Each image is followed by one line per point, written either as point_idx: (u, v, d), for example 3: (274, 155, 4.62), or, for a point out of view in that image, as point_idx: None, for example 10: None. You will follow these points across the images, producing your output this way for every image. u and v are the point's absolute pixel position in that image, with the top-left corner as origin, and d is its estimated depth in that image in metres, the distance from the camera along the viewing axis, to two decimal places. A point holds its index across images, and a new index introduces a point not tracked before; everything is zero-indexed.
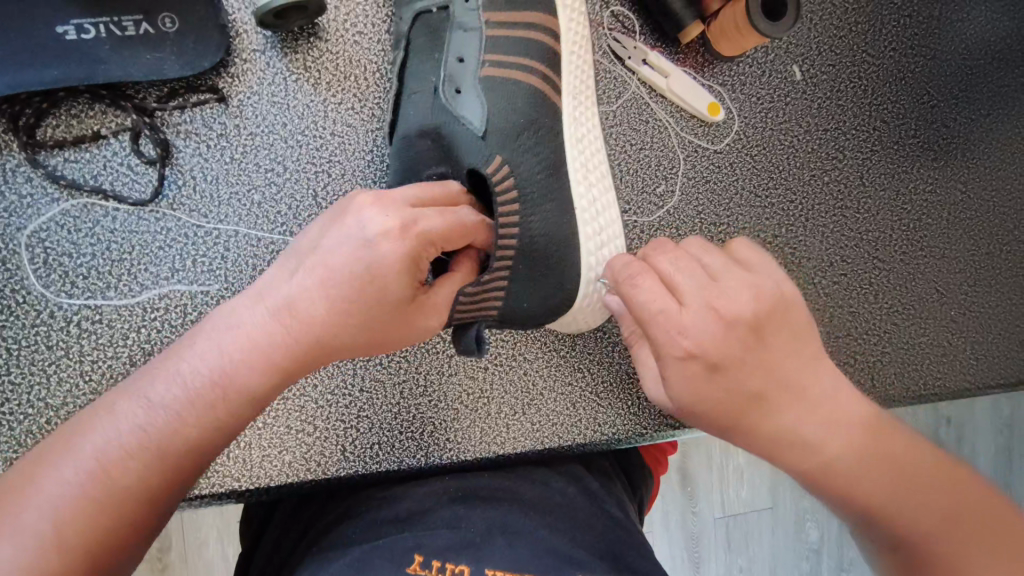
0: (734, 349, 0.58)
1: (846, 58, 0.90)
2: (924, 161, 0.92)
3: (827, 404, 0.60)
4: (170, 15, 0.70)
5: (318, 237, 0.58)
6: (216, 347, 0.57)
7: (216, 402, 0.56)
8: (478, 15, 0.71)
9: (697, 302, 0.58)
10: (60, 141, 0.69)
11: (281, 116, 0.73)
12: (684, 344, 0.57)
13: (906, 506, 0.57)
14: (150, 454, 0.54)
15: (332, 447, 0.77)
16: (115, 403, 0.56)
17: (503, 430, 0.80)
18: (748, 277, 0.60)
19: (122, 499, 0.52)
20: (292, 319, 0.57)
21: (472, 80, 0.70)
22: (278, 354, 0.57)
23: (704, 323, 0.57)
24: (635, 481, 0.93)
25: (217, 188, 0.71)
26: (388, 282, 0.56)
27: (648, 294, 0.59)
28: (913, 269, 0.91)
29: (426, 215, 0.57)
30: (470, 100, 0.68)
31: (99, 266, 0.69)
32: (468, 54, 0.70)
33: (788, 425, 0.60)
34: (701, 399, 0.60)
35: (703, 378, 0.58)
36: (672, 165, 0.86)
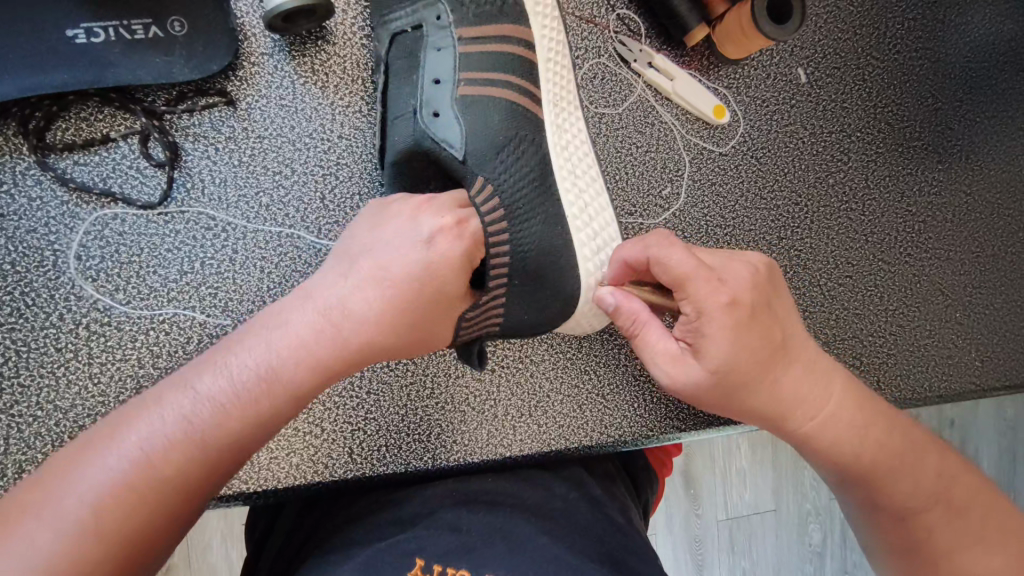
0: (763, 300, 0.63)
1: (851, 61, 0.90)
2: (928, 163, 0.92)
3: (831, 376, 0.66)
4: (179, 19, 0.71)
5: (368, 237, 0.64)
6: (259, 344, 0.58)
7: (258, 400, 0.57)
8: (449, 34, 0.70)
9: (726, 263, 0.63)
10: (70, 144, 0.70)
11: (289, 119, 0.73)
12: (725, 293, 0.60)
13: (908, 483, 0.63)
14: (191, 448, 0.54)
15: (338, 449, 0.77)
16: (156, 397, 0.57)
17: (509, 432, 0.80)
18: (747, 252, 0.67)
19: (162, 490, 0.53)
20: (341, 316, 0.59)
21: (449, 101, 0.69)
22: (322, 352, 0.58)
23: (736, 274, 0.62)
24: (640, 483, 0.93)
25: (225, 191, 0.72)
26: (436, 276, 0.62)
27: (681, 255, 0.61)
28: (917, 271, 0.91)
29: (468, 220, 0.65)
30: (448, 121, 0.68)
31: (108, 269, 0.70)
32: (441, 74, 0.70)
33: (796, 389, 0.64)
34: (736, 359, 0.61)
35: (742, 328, 0.61)
36: (677, 168, 0.86)
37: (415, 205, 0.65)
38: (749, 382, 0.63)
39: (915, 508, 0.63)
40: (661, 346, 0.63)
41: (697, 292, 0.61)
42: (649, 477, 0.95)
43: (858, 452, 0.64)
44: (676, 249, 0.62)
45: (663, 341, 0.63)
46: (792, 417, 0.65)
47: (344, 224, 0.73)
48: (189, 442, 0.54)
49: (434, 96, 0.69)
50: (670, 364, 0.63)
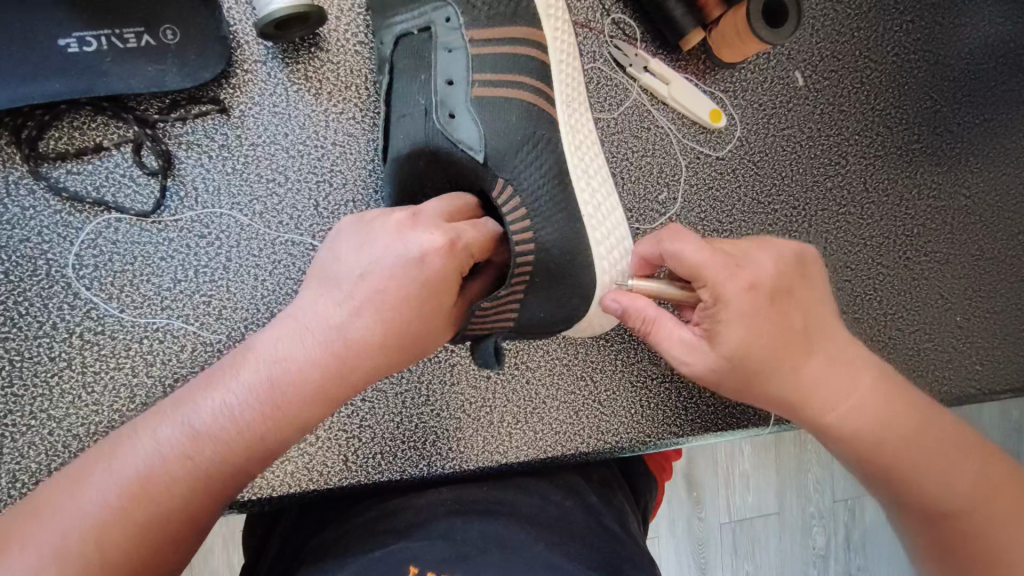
0: (785, 287, 0.61)
1: (849, 63, 0.90)
2: (928, 166, 0.91)
3: (855, 366, 0.64)
4: (171, 27, 0.71)
5: (355, 255, 0.60)
6: (248, 372, 0.57)
7: (248, 428, 0.56)
8: (461, 33, 0.69)
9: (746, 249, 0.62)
10: (63, 153, 0.70)
11: (282, 126, 0.73)
12: (744, 274, 0.60)
13: (939, 478, 0.61)
14: (183, 479, 0.54)
15: (334, 457, 0.77)
16: (147, 427, 0.56)
17: (505, 439, 0.80)
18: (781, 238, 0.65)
19: (153, 522, 0.53)
20: (330, 341, 0.58)
21: (463, 102, 0.68)
22: (310, 379, 0.57)
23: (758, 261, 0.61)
24: (638, 489, 0.92)
25: (218, 199, 0.72)
26: (433, 298, 0.59)
27: (695, 245, 0.61)
28: (917, 275, 0.90)
29: (463, 229, 0.61)
30: (467, 121, 0.67)
31: (101, 277, 0.69)
32: (455, 75, 0.69)
33: (814, 378, 0.63)
34: (751, 342, 0.60)
35: (757, 314, 0.59)
36: (674, 172, 0.86)
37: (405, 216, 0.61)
38: (772, 371, 0.62)
39: (946, 504, 0.61)
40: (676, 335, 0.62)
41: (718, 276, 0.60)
42: (648, 482, 0.94)
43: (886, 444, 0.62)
44: (694, 244, 0.61)
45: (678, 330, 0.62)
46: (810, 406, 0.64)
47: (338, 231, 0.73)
48: (181, 472, 0.54)
49: (450, 96, 0.68)
50: (685, 350, 0.62)
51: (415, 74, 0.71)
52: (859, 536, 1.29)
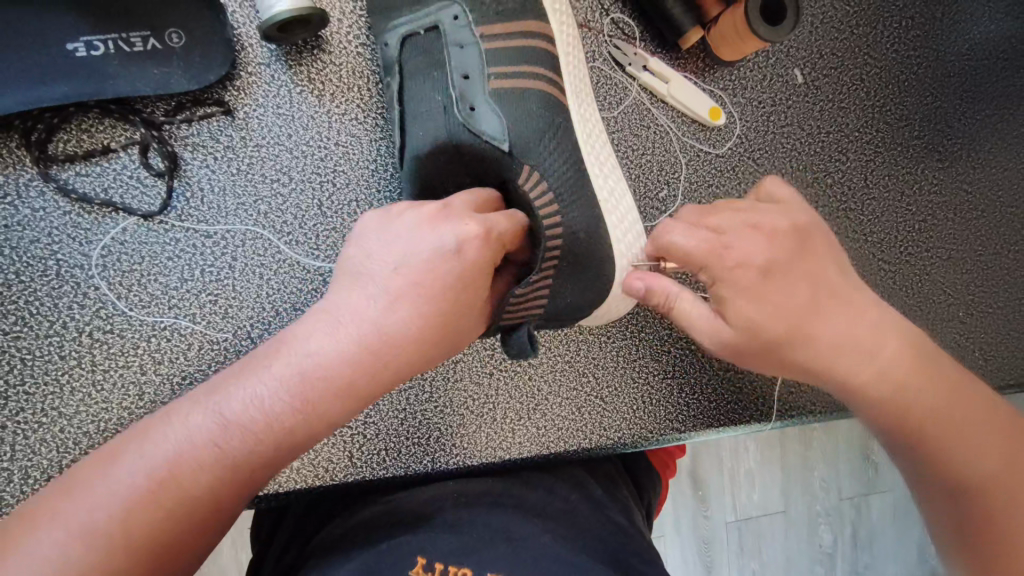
0: (785, 259, 0.63)
1: (849, 60, 0.90)
2: (928, 162, 0.92)
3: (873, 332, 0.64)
4: (177, 31, 0.72)
5: (388, 245, 0.61)
6: (279, 363, 0.58)
7: (279, 420, 0.57)
8: (470, 30, 0.70)
9: (735, 225, 0.64)
10: (71, 155, 0.71)
11: (287, 127, 0.74)
12: (728, 255, 0.62)
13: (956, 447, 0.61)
14: (214, 465, 0.55)
15: (338, 454, 0.77)
16: (182, 412, 0.58)
17: (508, 435, 0.81)
18: (784, 209, 0.65)
19: (184, 506, 0.54)
20: (362, 335, 0.58)
21: (481, 95, 0.69)
22: (342, 374, 0.57)
23: (753, 242, 0.63)
24: (642, 486, 0.93)
25: (224, 199, 0.73)
26: (462, 293, 0.61)
27: (683, 231, 0.64)
28: (919, 270, 0.91)
29: (496, 221, 0.63)
30: (486, 113, 0.68)
31: (110, 277, 0.71)
32: (468, 70, 0.69)
33: (831, 345, 0.63)
34: (760, 316, 0.62)
35: (759, 289, 0.62)
36: (674, 170, 0.86)
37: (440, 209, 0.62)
38: (792, 345, 0.63)
39: (973, 478, 0.60)
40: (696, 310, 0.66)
41: (704, 260, 0.63)
42: (652, 478, 0.95)
43: (913, 415, 0.62)
44: (687, 231, 0.64)
45: (697, 305, 0.66)
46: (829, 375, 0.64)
47: (342, 230, 0.74)
48: (212, 459, 0.55)
49: (466, 90, 0.69)
50: (706, 322, 0.65)
51: (417, 74, 0.71)
52: (865, 532, 1.29)
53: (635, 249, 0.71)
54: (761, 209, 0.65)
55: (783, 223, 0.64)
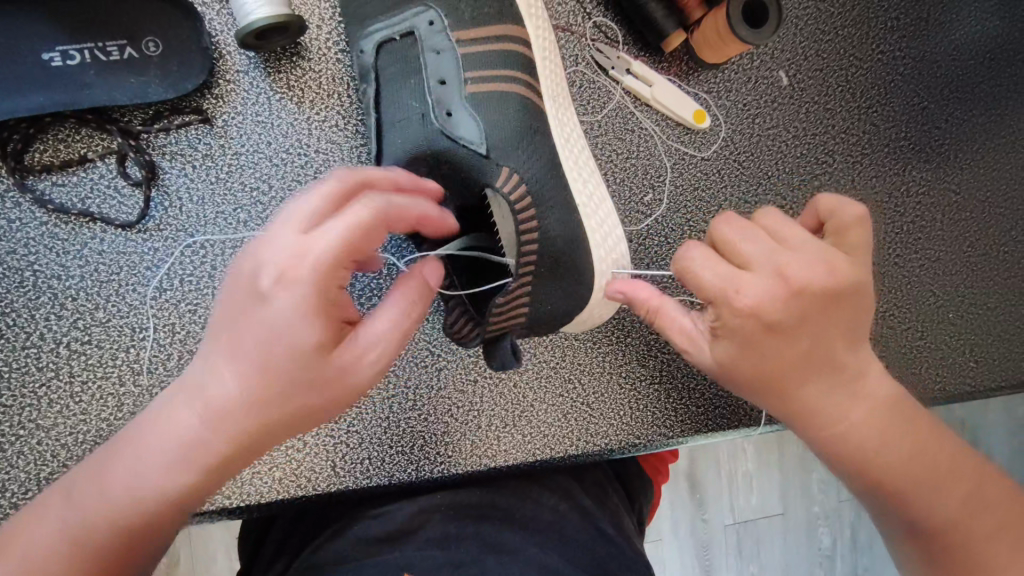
0: (801, 314, 0.57)
1: (833, 62, 0.90)
2: (915, 163, 0.91)
3: (854, 383, 0.62)
4: (153, 39, 0.72)
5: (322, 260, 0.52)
6: (217, 388, 0.52)
7: (212, 453, 0.52)
8: (446, 35, 0.70)
9: (766, 266, 0.57)
10: (48, 166, 0.70)
11: (265, 135, 0.74)
12: (743, 305, 0.57)
13: (926, 495, 0.60)
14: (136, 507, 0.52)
15: (322, 463, 0.77)
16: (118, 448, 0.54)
17: (494, 442, 0.80)
18: (825, 249, 0.58)
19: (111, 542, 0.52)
20: (306, 361, 0.51)
21: (459, 101, 0.69)
22: (287, 403, 0.52)
23: (769, 288, 0.56)
24: (633, 492, 0.92)
25: (203, 208, 0.72)
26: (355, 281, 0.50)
27: (705, 258, 0.59)
28: (908, 273, 0.90)
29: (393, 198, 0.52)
30: (465, 117, 0.68)
31: (88, 288, 0.70)
32: (444, 75, 0.69)
33: (806, 398, 0.61)
34: (737, 362, 0.60)
35: (754, 339, 0.58)
36: (659, 173, 0.86)
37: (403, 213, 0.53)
38: (764, 392, 0.62)
39: (943, 520, 0.60)
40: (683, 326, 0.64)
41: (721, 302, 0.58)
42: (643, 484, 0.94)
43: (879, 465, 0.61)
44: (706, 266, 0.59)
45: (684, 320, 0.64)
46: (802, 425, 0.63)
47: None
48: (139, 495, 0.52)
49: (443, 94, 0.69)
50: (690, 344, 0.64)
51: (392, 81, 0.71)
52: (863, 536, 1.28)
53: (613, 254, 0.71)
54: (795, 242, 0.58)
55: (821, 275, 0.56)
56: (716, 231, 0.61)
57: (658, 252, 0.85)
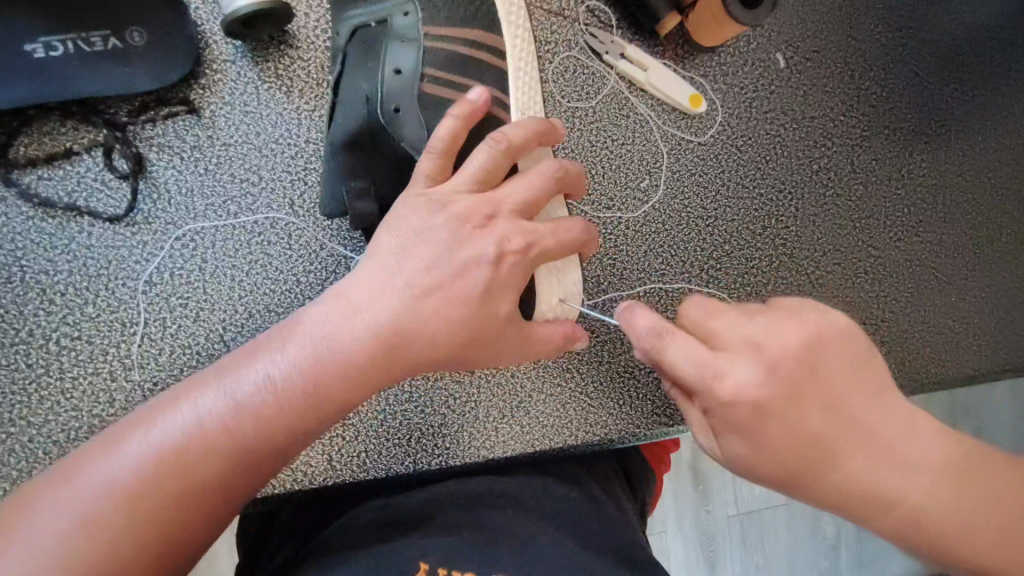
0: (795, 383, 0.54)
1: (831, 44, 0.88)
2: (917, 144, 0.90)
3: (888, 443, 0.54)
4: (138, 28, 0.71)
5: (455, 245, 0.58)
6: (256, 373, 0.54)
7: (268, 421, 0.53)
8: (417, 28, 0.69)
9: (738, 346, 0.55)
10: (33, 159, 0.69)
11: (254, 125, 0.72)
12: (722, 392, 0.53)
13: (980, 514, 0.52)
14: (173, 496, 0.50)
15: (318, 457, 0.76)
16: (135, 429, 0.52)
17: (492, 433, 0.79)
18: (802, 318, 0.56)
19: (151, 533, 0.49)
20: (336, 356, 0.55)
21: (409, 96, 0.67)
22: (342, 373, 0.54)
23: (750, 368, 0.53)
24: (637, 484, 0.90)
25: (192, 200, 0.71)
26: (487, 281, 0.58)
27: (682, 341, 0.55)
28: (910, 256, 0.89)
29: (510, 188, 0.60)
30: (413, 112, 0.67)
31: (76, 283, 0.69)
32: (403, 65, 0.68)
33: (848, 476, 0.53)
34: (759, 451, 0.54)
35: (753, 422, 0.53)
36: (656, 159, 0.85)
37: (447, 206, 0.59)
38: (810, 472, 0.54)
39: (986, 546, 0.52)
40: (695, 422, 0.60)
41: (702, 389, 0.54)
42: (645, 475, 0.93)
43: (930, 523, 0.53)
44: (673, 344, 0.55)
45: (695, 416, 0.60)
46: (853, 505, 0.54)
47: (315, 227, 0.72)
48: (175, 484, 0.50)
49: (398, 85, 0.68)
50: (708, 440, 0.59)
51: (357, 66, 0.71)
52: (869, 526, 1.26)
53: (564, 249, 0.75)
54: (760, 314, 0.57)
55: (796, 335, 0.55)
56: (690, 310, 0.58)
57: (655, 239, 0.84)
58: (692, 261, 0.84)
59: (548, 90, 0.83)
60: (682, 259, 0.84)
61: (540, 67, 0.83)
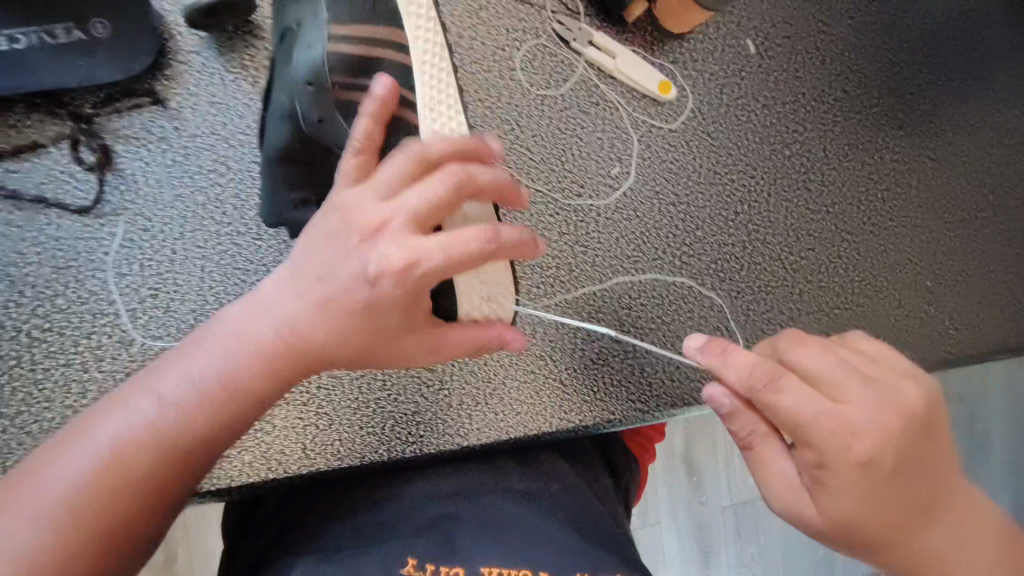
0: (907, 441, 0.59)
1: (801, 29, 0.88)
2: (888, 129, 0.90)
3: (955, 520, 0.60)
4: (103, 20, 0.71)
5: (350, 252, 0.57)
6: (172, 384, 0.56)
7: (215, 408, 0.56)
8: (321, 30, 0.66)
9: (859, 399, 0.59)
10: (0, 152, 0.70)
11: (220, 116, 0.73)
12: (856, 454, 0.57)
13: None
14: (112, 506, 0.52)
15: (292, 445, 0.76)
16: (61, 452, 0.53)
17: (465, 421, 0.80)
18: (903, 378, 0.62)
19: (105, 543, 0.52)
20: (273, 346, 0.57)
21: (327, 104, 0.66)
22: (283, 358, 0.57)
23: (869, 418, 0.58)
24: (618, 471, 0.91)
25: (160, 191, 0.72)
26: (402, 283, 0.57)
27: (795, 390, 0.58)
28: (883, 240, 0.89)
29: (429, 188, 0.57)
30: (336, 122, 0.66)
31: (46, 275, 0.70)
32: (311, 73, 0.66)
33: (927, 547, 0.59)
34: (848, 510, 0.58)
35: (878, 486, 0.58)
36: (626, 146, 0.85)
37: (351, 210, 0.57)
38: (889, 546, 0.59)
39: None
40: (783, 473, 0.61)
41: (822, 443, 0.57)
42: (625, 462, 0.93)
43: None
44: (784, 395, 0.58)
45: (786, 467, 0.61)
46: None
47: None
48: (115, 496, 0.52)
49: (312, 97, 0.66)
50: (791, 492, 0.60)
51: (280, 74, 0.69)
52: None
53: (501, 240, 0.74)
54: (852, 382, 0.60)
55: (892, 403, 0.59)
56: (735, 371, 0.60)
57: (627, 226, 0.84)
58: (663, 247, 0.85)
59: (517, 78, 0.83)
60: (653, 246, 0.85)
61: (508, 54, 0.83)
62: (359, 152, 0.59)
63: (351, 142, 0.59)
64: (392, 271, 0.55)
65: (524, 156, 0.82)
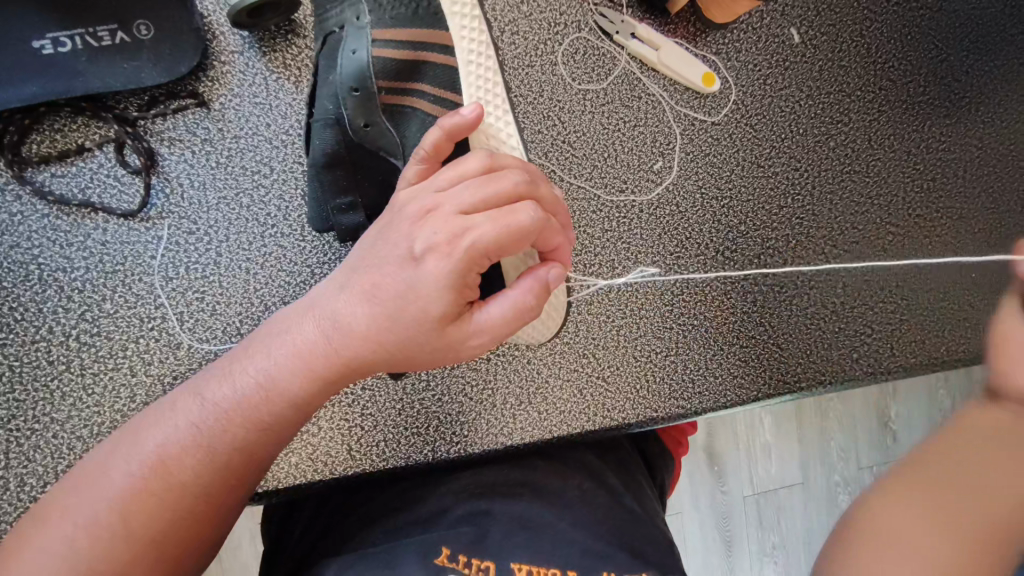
0: None
1: (847, 16, 0.86)
2: (935, 119, 0.88)
3: None
4: (145, 22, 0.71)
5: (389, 240, 0.54)
6: (218, 389, 0.55)
7: (267, 416, 0.55)
8: (366, 33, 0.64)
9: None
10: (45, 157, 0.70)
11: (264, 117, 0.73)
12: None
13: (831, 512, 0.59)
14: (165, 512, 0.51)
15: (337, 447, 0.76)
16: (110, 457, 0.53)
17: (509, 420, 0.79)
18: None
19: (149, 550, 0.50)
20: (326, 353, 0.55)
21: (377, 108, 0.65)
22: (333, 366, 0.55)
23: None
24: (653, 465, 0.87)
25: (205, 193, 0.72)
26: (467, 277, 0.52)
27: None
28: (930, 233, 0.87)
29: (500, 178, 0.53)
30: (383, 127, 0.65)
31: (94, 279, 0.70)
32: (356, 79, 0.64)
33: None
34: None
35: None
36: (668, 141, 0.83)
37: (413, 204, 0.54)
38: None
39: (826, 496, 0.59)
40: None
41: None
42: (664, 459, 0.89)
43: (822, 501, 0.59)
44: None
45: None
46: None
47: None
48: (157, 501, 0.51)
49: (359, 102, 0.65)
50: None
51: (323, 79, 0.67)
52: None
53: None
54: None
55: None
56: None
57: (669, 222, 0.83)
58: (706, 243, 0.83)
59: (558, 73, 0.82)
60: (696, 241, 0.83)
61: (550, 49, 0.82)
62: (425, 161, 0.57)
63: (415, 150, 0.57)
64: (435, 249, 0.51)
65: (566, 153, 0.82)
